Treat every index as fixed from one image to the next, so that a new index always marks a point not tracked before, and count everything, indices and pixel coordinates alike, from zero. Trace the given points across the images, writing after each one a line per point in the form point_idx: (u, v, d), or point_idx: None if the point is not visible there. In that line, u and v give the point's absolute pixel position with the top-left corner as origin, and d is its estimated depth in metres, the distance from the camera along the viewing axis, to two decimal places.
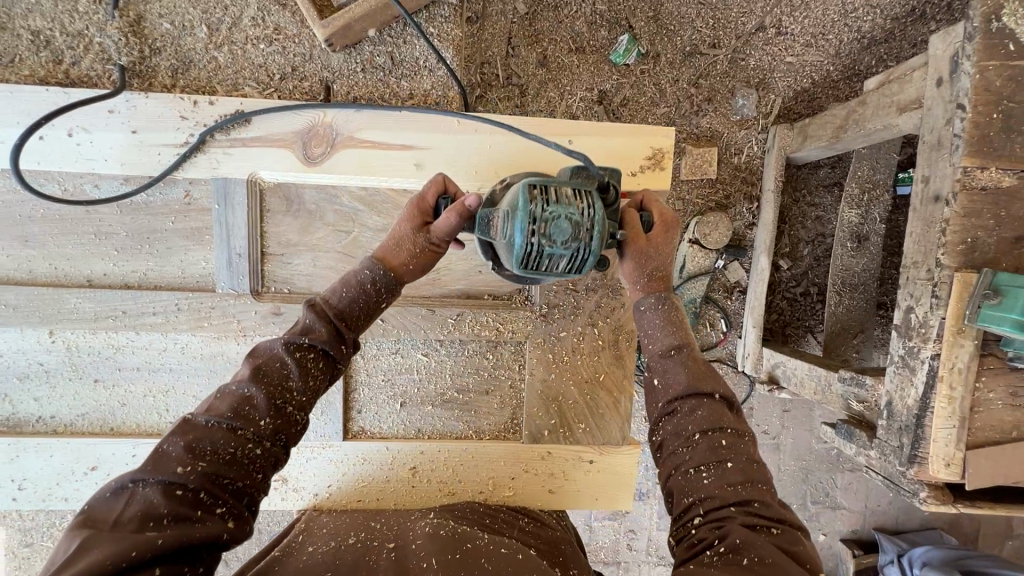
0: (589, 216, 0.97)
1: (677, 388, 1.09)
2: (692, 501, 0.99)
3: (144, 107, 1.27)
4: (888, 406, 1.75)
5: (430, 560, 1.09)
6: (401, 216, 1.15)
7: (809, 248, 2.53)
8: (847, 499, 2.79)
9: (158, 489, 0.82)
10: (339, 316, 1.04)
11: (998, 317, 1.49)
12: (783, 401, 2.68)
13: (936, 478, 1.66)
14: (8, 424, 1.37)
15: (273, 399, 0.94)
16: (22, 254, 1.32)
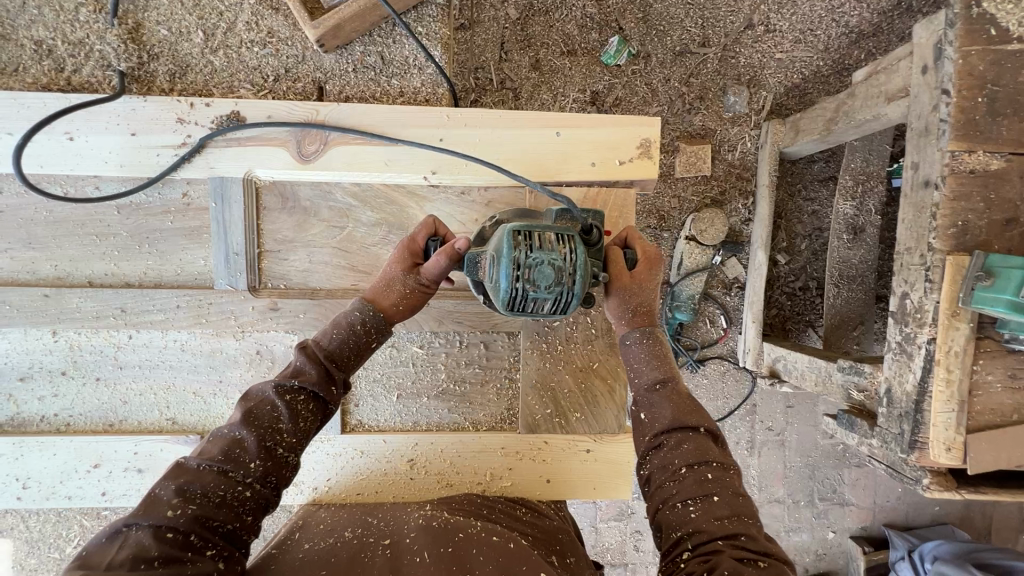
0: (570, 262, 1.06)
1: (663, 423, 1.18)
2: (681, 535, 1.04)
3: (141, 110, 1.31)
4: (888, 392, 1.75)
5: (424, 556, 1.11)
6: (391, 260, 1.26)
7: (805, 242, 2.54)
8: (855, 495, 2.76)
9: (150, 532, 0.87)
10: (329, 358, 1.14)
11: (992, 298, 1.50)
12: (786, 397, 2.67)
13: (937, 463, 1.65)
14: (13, 424, 1.40)
15: (262, 441, 1.01)
16: (27, 257, 1.35)
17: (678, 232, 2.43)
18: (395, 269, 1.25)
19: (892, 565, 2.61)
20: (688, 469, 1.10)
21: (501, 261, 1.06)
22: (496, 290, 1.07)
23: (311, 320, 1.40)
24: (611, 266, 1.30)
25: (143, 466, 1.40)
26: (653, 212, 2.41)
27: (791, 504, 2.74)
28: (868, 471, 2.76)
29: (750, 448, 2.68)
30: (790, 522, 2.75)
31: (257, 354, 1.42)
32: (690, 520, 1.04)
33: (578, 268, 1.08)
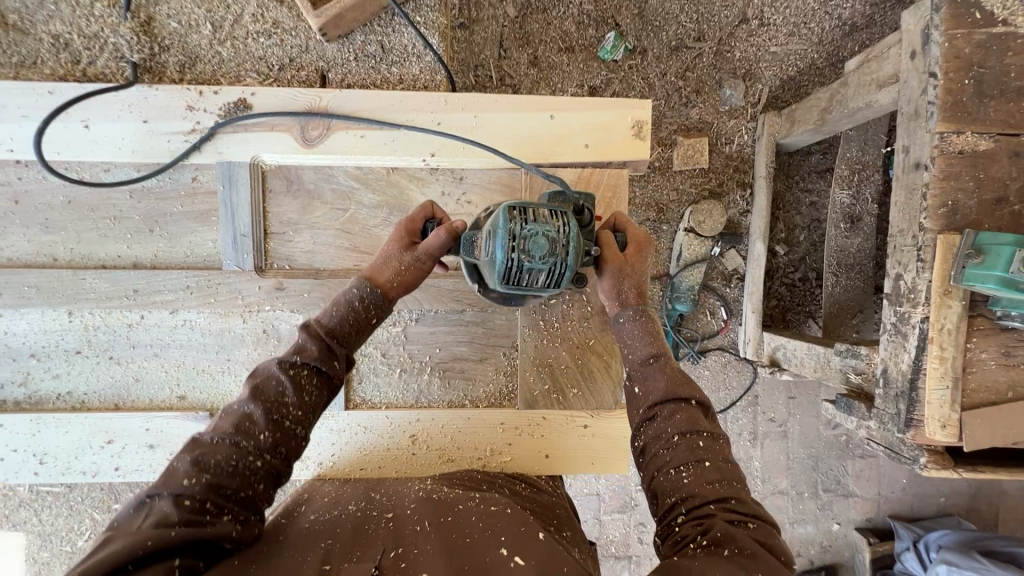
0: (563, 234, 1.11)
1: (656, 394, 1.20)
2: (674, 500, 1.05)
3: (151, 98, 1.38)
4: (884, 373, 1.76)
5: (425, 524, 1.14)
6: (390, 237, 1.29)
7: (804, 233, 2.56)
8: (859, 486, 2.75)
9: (170, 501, 0.91)
10: (330, 334, 1.14)
11: (982, 275, 1.52)
12: (787, 387, 2.68)
13: (933, 441, 1.66)
14: (30, 402, 1.45)
15: (270, 414, 1.03)
16: (44, 241, 1.41)
17: (677, 224, 2.47)
18: (393, 247, 1.27)
19: (897, 555, 2.59)
20: (680, 437, 1.12)
21: (497, 235, 1.12)
22: (492, 263, 1.13)
23: (315, 300, 1.45)
24: (604, 248, 1.32)
25: (154, 442, 1.45)
26: (652, 205, 2.45)
27: (795, 495, 2.73)
28: (872, 462, 2.75)
29: (752, 439, 2.68)
30: (794, 514, 2.74)
31: (263, 333, 1.47)
32: (683, 485, 1.05)
33: (571, 240, 1.12)
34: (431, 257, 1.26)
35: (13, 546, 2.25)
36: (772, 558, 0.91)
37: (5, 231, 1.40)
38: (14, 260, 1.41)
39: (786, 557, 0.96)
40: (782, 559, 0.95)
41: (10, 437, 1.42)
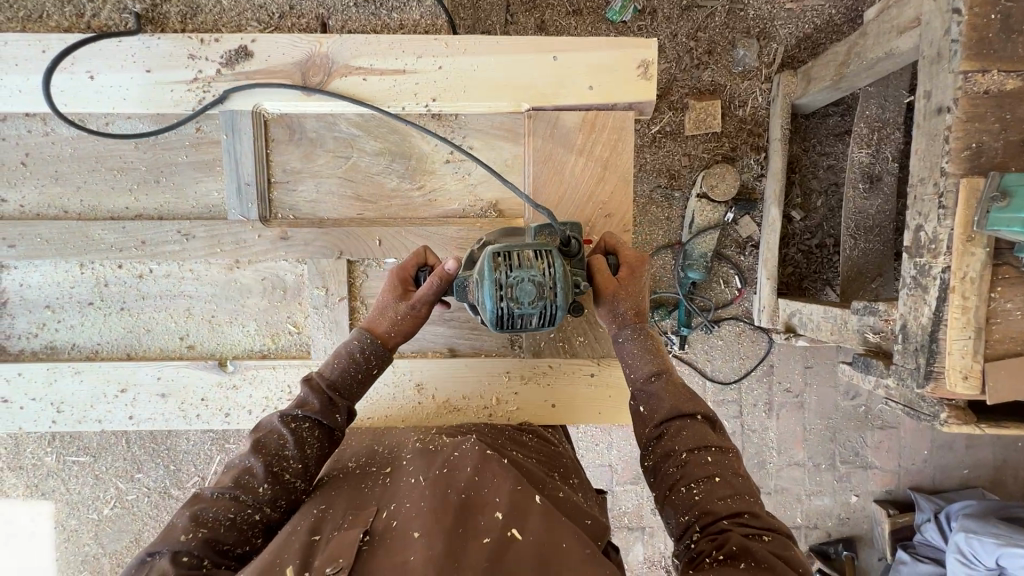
0: (550, 276, 1.13)
1: (662, 412, 1.23)
2: (689, 519, 1.09)
3: (154, 48, 1.38)
4: (903, 329, 1.69)
5: (420, 477, 1.17)
6: (384, 288, 1.34)
7: (823, 198, 2.47)
8: (879, 458, 2.68)
9: (168, 558, 0.99)
10: (330, 386, 1.26)
11: (1008, 219, 1.47)
12: (803, 356, 2.61)
13: (954, 395, 1.60)
14: (47, 352, 1.49)
15: (270, 467, 1.15)
16: (56, 193, 1.44)
17: (689, 191, 2.42)
18: (388, 300, 1.34)
19: (917, 527, 2.51)
20: (689, 454, 1.17)
21: (483, 285, 1.14)
22: (484, 311, 1.16)
23: (320, 248, 1.44)
24: (598, 276, 1.33)
25: (166, 392, 1.47)
26: (663, 171, 2.40)
27: (811, 467, 2.67)
28: (891, 433, 2.67)
29: (767, 410, 2.63)
30: (811, 487, 2.68)
31: (269, 284, 1.49)
32: (696, 502, 1.10)
33: (558, 281, 1.14)
34: (425, 304, 1.30)
35: (41, 512, 2.30)
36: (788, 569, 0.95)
37: (21, 184, 1.43)
38: (30, 213, 1.44)
39: (802, 567, 1.01)
40: (798, 569, 0.99)
41: (28, 386, 1.46)
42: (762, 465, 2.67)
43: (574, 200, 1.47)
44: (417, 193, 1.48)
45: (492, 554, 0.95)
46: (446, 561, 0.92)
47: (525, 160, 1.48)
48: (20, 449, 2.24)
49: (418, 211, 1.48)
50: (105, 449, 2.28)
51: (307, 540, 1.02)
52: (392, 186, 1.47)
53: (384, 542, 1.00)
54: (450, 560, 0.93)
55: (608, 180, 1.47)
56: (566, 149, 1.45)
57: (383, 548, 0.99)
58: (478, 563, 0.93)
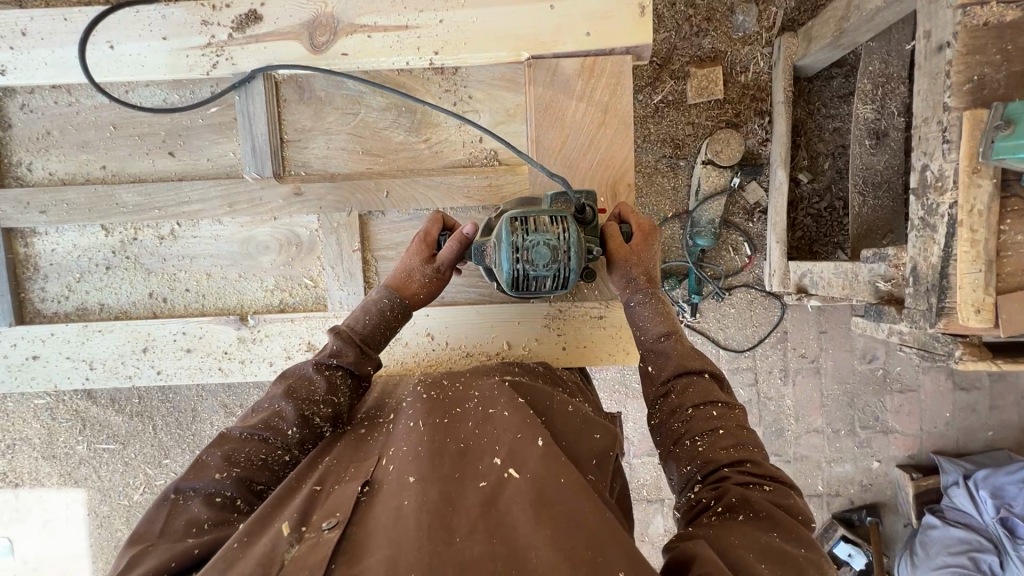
0: (564, 240, 1.19)
1: (668, 370, 1.26)
2: (691, 469, 1.12)
3: (171, 15, 1.44)
4: (913, 271, 1.68)
5: (417, 422, 1.09)
6: (410, 250, 1.39)
7: (830, 159, 2.43)
8: (900, 423, 2.61)
9: (201, 502, 1.01)
10: (362, 339, 1.28)
11: (1012, 146, 1.44)
12: (819, 321, 2.56)
13: (968, 330, 1.58)
14: (78, 314, 1.56)
15: (302, 412, 1.14)
16: (81, 160, 1.51)
17: (694, 158, 2.43)
18: (413, 260, 1.38)
19: (942, 490, 2.45)
20: (694, 409, 1.18)
21: (501, 247, 1.20)
22: (500, 272, 1.22)
23: (333, 202, 1.49)
24: (610, 242, 1.38)
25: (191, 346, 1.53)
26: (667, 141, 2.42)
27: (831, 434, 2.61)
28: (913, 396, 2.60)
29: (783, 376, 2.59)
30: (832, 454, 2.62)
31: (286, 241, 1.54)
32: (698, 454, 1.12)
33: (573, 244, 1.19)
34: (448, 267, 1.38)
35: (75, 501, 2.39)
36: (788, 519, 0.97)
37: (49, 152, 1.51)
38: (59, 179, 1.51)
39: (803, 515, 1.03)
40: (798, 517, 1.01)
41: (62, 345, 1.52)
42: (780, 434, 2.62)
43: (577, 146, 1.49)
44: (423, 145, 1.53)
45: (487, 498, 0.90)
46: (441, 507, 0.87)
47: (526, 109, 1.52)
48: (53, 439, 2.31)
49: (426, 163, 1.53)
50: (133, 436, 2.34)
51: (307, 492, 0.96)
52: (400, 139, 1.53)
53: (381, 490, 0.94)
54: (445, 505, 0.88)
55: (610, 130, 1.49)
56: (567, 95, 1.48)
57: (381, 495, 0.92)
58: (473, 506, 0.88)
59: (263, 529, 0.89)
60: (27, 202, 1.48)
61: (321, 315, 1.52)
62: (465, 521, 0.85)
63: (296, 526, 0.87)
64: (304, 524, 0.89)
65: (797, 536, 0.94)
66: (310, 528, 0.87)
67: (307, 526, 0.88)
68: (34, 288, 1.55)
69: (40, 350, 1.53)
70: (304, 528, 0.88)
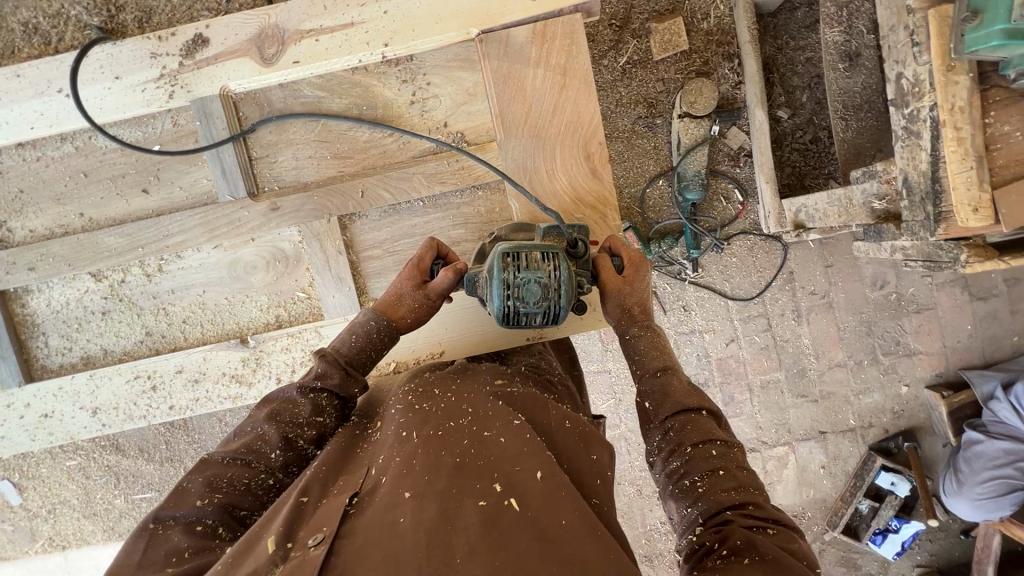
0: (555, 278, 1.22)
1: (668, 408, 1.24)
2: (693, 512, 1.10)
3: (120, 54, 1.45)
4: (905, 182, 1.65)
5: (411, 432, 1.06)
6: (402, 275, 1.36)
7: (807, 91, 2.37)
8: (922, 343, 2.57)
9: (182, 530, 0.98)
10: (347, 362, 1.24)
11: (984, 36, 1.37)
12: (824, 256, 2.52)
13: (969, 232, 1.52)
14: (85, 363, 1.58)
15: (286, 435, 1.12)
16: (60, 213, 1.52)
17: (671, 114, 2.39)
18: (405, 284, 1.35)
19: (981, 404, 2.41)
20: (694, 448, 1.16)
21: (493, 282, 1.23)
22: (492, 306, 1.25)
23: (311, 212, 1.49)
24: (603, 274, 1.39)
25: (199, 376, 1.54)
26: (640, 101, 2.38)
27: (854, 366, 2.58)
28: (931, 314, 2.56)
29: (796, 317, 2.56)
30: (859, 386, 2.59)
31: (273, 257, 1.54)
32: (699, 494, 1.11)
33: (563, 283, 1.23)
34: (440, 295, 1.35)
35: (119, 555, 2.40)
36: (794, 562, 0.94)
37: (26, 210, 1.52)
38: (41, 235, 1.53)
39: (807, 559, 1.01)
40: (803, 561, 0.99)
41: (73, 396, 1.54)
42: (802, 374, 2.59)
43: (542, 115, 1.47)
44: (389, 140, 1.51)
45: (486, 519, 0.86)
46: (437, 526, 0.84)
47: (484, 86, 1.49)
48: (90, 497, 2.33)
49: (396, 155, 1.52)
50: (166, 483, 2.36)
51: (294, 505, 0.94)
52: (365, 137, 1.51)
53: (371, 505, 0.92)
54: (442, 524, 0.85)
55: (574, 95, 1.47)
56: (523, 63, 1.46)
57: (372, 510, 0.90)
58: (471, 526, 0.85)
59: (248, 550, 0.88)
60: (16, 263, 1.50)
61: (319, 325, 1.53)
62: (464, 540, 0.82)
63: (283, 542, 0.86)
64: (291, 539, 0.88)
65: None
66: (297, 546, 0.86)
67: (294, 542, 0.87)
68: (37, 345, 1.57)
69: (53, 405, 1.54)
70: (291, 545, 0.86)
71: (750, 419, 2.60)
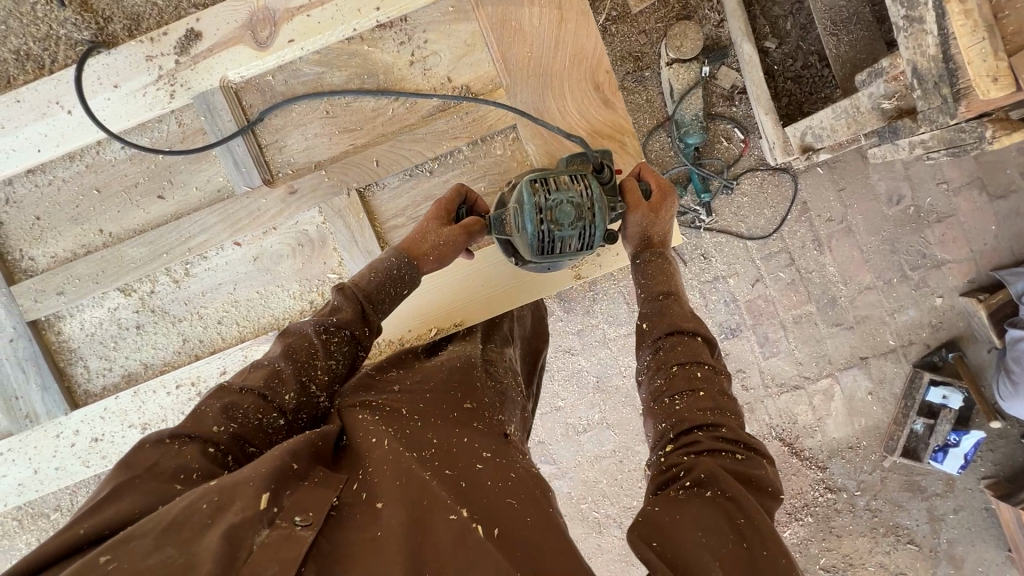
0: (587, 198, 1.21)
1: (661, 327, 1.20)
2: (666, 427, 1.08)
3: (114, 62, 1.44)
4: (913, 73, 1.45)
5: (385, 440, 1.01)
6: (426, 216, 1.36)
7: (790, 18, 2.13)
8: (947, 252, 2.21)
9: (197, 447, 0.93)
10: (365, 297, 1.18)
11: None
12: (833, 177, 2.19)
13: (989, 105, 1.36)
14: (128, 381, 1.56)
15: (300, 376, 1.07)
16: (80, 232, 1.51)
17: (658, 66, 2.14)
18: (430, 223, 1.34)
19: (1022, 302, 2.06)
20: (679, 367, 1.13)
21: (524, 209, 1.21)
22: (525, 237, 1.22)
23: (329, 188, 1.48)
24: (628, 195, 1.35)
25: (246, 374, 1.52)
26: (625, 57, 2.13)
27: (886, 287, 2.23)
28: (951, 222, 2.21)
29: (818, 247, 2.22)
30: (892, 305, 2.23)
31: (298, 243, 1.52)
32: (675, 412, 1.08)
33: (596, 202, 1.22)
34: (464, 232, 1.34)
35: None
36: (751, 501, 0.91)
37: (45, 237, 1.51)
38: (64, 259, 1.52)
39: (772, 487, 0.97)
40: (767, 490, 0.96)
41: (120, 416, 1.52)
42: (833, 304, 2.24)
43: (545, 52, 1.45)
44: (396, 105, 1.49)
45: (459, 532, 0.82)
46: (410, 539, 0.81)
47: (483, 34, 1.46)
48: None
49: (403, 119, 1.50)
50: None
51: (283, 465, 0.88)
52: (371, 106, 1.49)
53: (352, 512, 0.87)
54: (415, 535, 0.82)
55: (574, 27, 1.44)
56: (517, 4, 1.43)
57: (353, 520, 0.86)
58: (443, 540, 0.81)
59: (236, 485, 0.82)
60: (45, 289, 1.50)
61: None
62: (434, 556, 0.78)
63: (270, 503, 0.81)
64: (278, 503, 0.82)
65: (759, 528, 0.87)
66: (282, 514, 0.81)
67: (281, 508, 0.82)
68: (77, 371, 1.56)
69: (102, 427, 1.52)
70: (278, 509, 0.82)
71: (789, 357, 2.25)
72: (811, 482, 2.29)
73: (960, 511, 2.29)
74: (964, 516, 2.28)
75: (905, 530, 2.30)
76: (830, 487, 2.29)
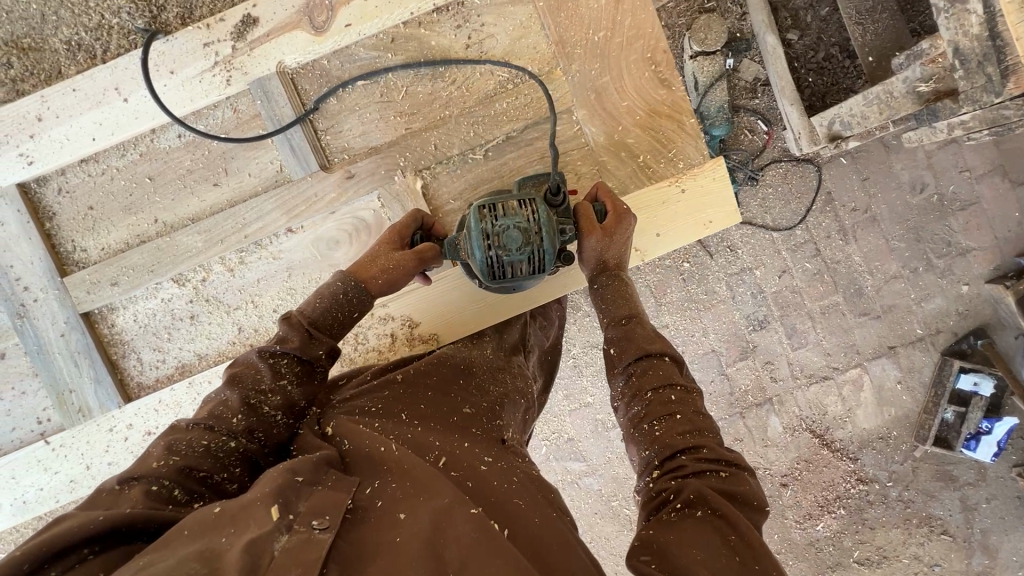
0: (534, 223, 1.18)
1: (628, 354, 1.18)
2: (650, 455, 1.06)
3: (172, 49, 1.43)
4: (955, 54, 1.34)
5: (388, 445, 1.00)
6: (380, 240, 1.29)
7: (811, 10, 2.07)
8: (971, 240, 2.12)
9: (142, 485, 0.86)
10: (312, 323, 1.13)
11: None
12: (858, 166, 2.13)
13: None
14: (183, 372, 1.54)
15: (249, 400, 1.03)
16: (133, 220, 1.49)
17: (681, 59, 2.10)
18: (383, 247, 1.28)
19: None
20: (653, 393, 1.11)
21: (472, 235, 1.19)
22: (475, 262, 1.20)
23: (387, 172, 1.47)
24: (582, 221, 1.30)
25: None
26: None
27: (913, 274, 2.15)
28: (974, 210, 2.12)
29: (844, 236, 2.15)
30: (919, 294, 2.15)
31: (353, 227, 1.50)
32: (656, 438, 1.06)
33: (544, 226, 1.18)
34: (416, 257, 1.26)
35: None
36: (739, 512, 0.89)
37: (97, 228, 1.49)
38: (116, 250, 1.50)
39: (758, 501, 0.95)
40: (754, 503, 0.94)
41: (174, 408, 1.48)
42: (861, 293, 2.17)
43: (599, 32, 1.45)
44: (451, 88, 1.48)
45: (481, 523, 0.82)
46: (429, 539, 0.79)
47: (540, 17, 1.46)
48: None
49: (459, 103, 1.49)
50: None
51: (287, 480, 0.84)
52: (427, 89, 1.48)
53: (371, 517, 0.84)
54: (435, 535, 0.79)
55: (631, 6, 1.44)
56: None
57: (371, 522, 0.83)
58: (462, 535, 0.79)
59: (245, 509, 0.78)
60: (97, 280, 1.48)
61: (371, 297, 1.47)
62: (454, 553, 0.77)
63: (284, 511, 0.77)
64: (291, 511, 0.78)
65: (757, 547, 0.84)
66: (299, 520, 0.77)
67: (296, 515, 0.78)
68: (129, 363, 1.53)
69: (156, 420, 1.48)
70: (293, 516, 0.77)
71: (818, 347, 2.19)
72: (843, 474, 2.21)
73: (992, 500, 2.19)
74: (997, 504, 2.18)
75: (938, 521, 2.20)
76: (863, 478, 2.21)
